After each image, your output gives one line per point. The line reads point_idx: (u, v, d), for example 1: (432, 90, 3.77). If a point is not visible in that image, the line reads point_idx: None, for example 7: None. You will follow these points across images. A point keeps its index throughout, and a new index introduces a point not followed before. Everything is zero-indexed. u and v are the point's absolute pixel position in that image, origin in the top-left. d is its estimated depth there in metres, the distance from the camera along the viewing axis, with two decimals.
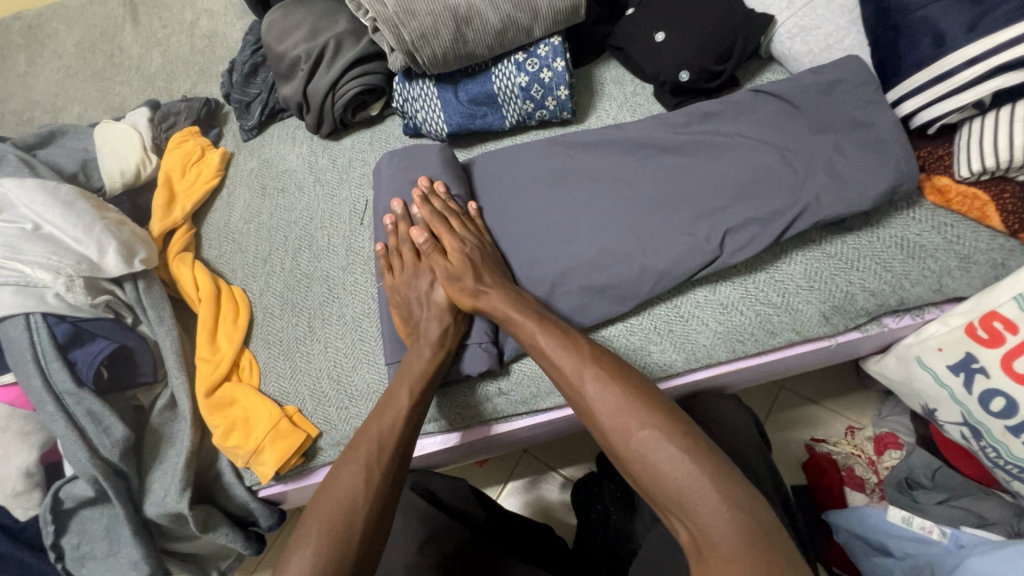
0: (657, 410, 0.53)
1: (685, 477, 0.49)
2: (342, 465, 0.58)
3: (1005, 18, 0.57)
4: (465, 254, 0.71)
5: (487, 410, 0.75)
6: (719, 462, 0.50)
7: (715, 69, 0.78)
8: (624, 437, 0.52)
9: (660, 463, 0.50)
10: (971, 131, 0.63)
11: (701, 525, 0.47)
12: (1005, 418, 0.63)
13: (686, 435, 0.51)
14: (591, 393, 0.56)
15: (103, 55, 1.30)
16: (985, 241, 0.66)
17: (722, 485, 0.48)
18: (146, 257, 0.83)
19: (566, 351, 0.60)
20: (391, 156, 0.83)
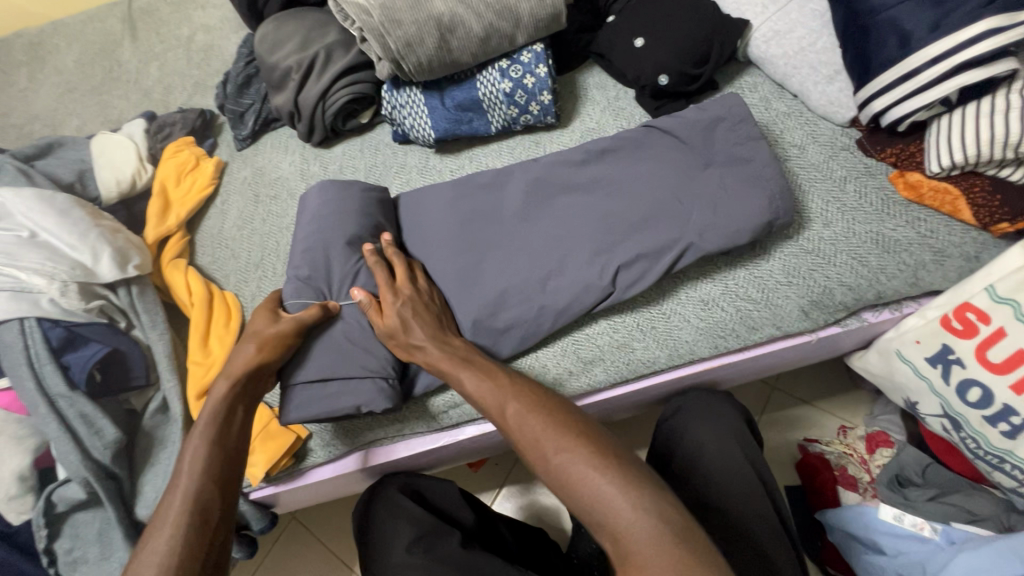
0: (570, 432, 0.55)
1: (596, 492, 0.50)
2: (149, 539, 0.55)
3: (966, 18, 0.59)
4: (399, 308, 0.68)
5: (474, 408, 0.76)
6: (633, 475, 0.51)
7: (693, 72, 0.80)
8: (544, 463, 0.54)
9: (579, 483, 0.52)
10: (940, 128, 0.65)
11: (621, 536, 0.48)
12: (981, 408, 0.64)
13: (602, 453, 0.53)
14: (512, 422, 0.58)
15: (102, 69, 1.33)
16: (959, 234, 0.68)
17: (632, 494, 0.50)
18: (140, 264, 0.85)
19: (487, 386, 0.62)
20: (322, 187, 0.80)
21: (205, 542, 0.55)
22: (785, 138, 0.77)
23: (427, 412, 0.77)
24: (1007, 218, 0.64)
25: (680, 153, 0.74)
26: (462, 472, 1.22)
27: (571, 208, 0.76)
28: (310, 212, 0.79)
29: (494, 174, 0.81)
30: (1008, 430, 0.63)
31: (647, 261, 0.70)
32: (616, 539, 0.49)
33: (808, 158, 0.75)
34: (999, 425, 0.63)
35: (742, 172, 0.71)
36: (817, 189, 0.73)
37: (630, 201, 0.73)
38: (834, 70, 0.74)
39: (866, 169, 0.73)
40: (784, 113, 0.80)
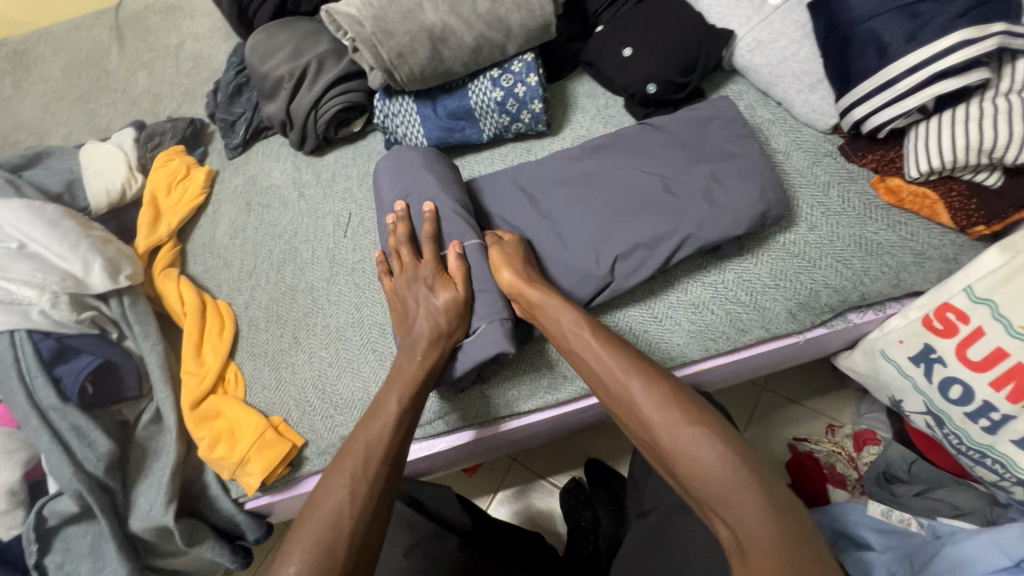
0: (700, 412, 0.55)
1: (728, 476, 0.50)
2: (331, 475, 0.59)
3: (940, 30, 0.61)
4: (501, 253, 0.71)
5: (498, 410, 0.76)
6: (757, 461, 0.52)
7: (680, 81, 0.82)
8: (667, 431, 0.54)
9: (702, 459, 0.52)
10: (918, 135, 0.67)
11: (739, 520, 0.48)
12: (962, 404, 0.66)
13: (727, 433, 0.53)
14: (637, 389, 0.58)
15: (89, 78, 1.32)
16: (938, 237, 0.70)
17: (765, 487, 0.49)
18: (131, 273, 0.84)
19: (610, 350, 0.61)
20: (391, 160, 0.81)
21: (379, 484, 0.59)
22: (769, 144, 0.80)
23: (456, 409, 0.76)
24: (983, 221, 0.66)
25: (670, 159, 0.76)
26: (456, 477, 1.22)
27: (564, 216, 0.76)
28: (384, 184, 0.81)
29: (490, 180, 0.82)
30: (989, 425, 0.64)
31: (643, 256, 0.72)
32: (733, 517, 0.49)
33: (792, 165, 0.77)
34: (979, 421, 0.65)
35: (733, 174, 0.73)
36: (801, 194, 0.75)
37: (622, 206, 0.75)
38: (816, 79, 0.76)
39: (847, 175, 0.75)
40: (769, 120, 0.82)
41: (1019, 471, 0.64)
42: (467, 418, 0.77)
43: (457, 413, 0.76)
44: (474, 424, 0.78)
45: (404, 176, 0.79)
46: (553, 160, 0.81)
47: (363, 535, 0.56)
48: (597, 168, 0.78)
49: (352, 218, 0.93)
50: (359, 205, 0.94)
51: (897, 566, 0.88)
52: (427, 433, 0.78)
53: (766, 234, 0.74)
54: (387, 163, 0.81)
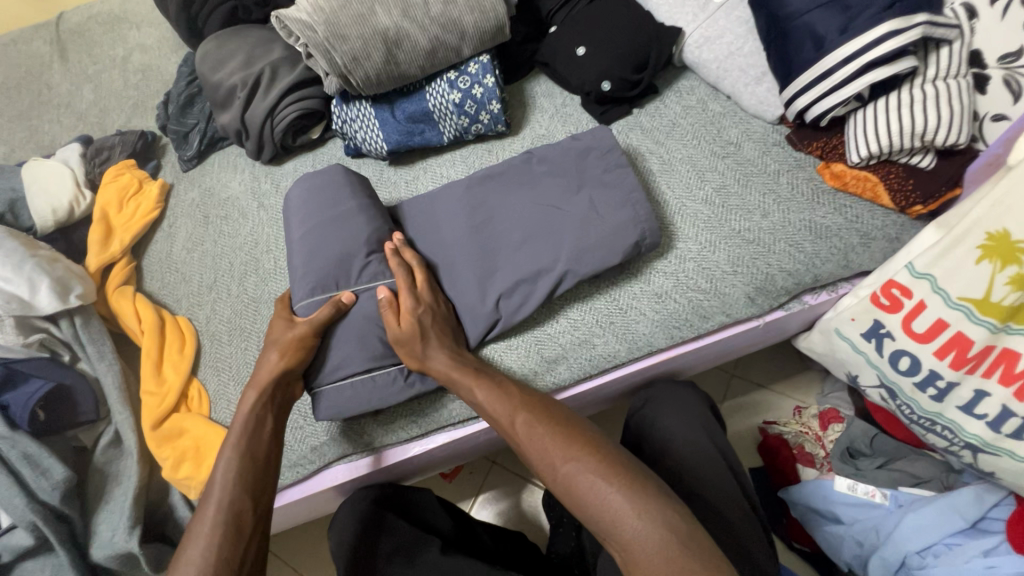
0: (578, 445, 0.58)
1: (608, 507, 0.53)
2: (191, 541, 0.59)
3: (869, 21, 0.65)
4: (416, 317, 0.69)
5: (380, 439, 0.77)
6: (640, 482, 0.55)
7: (634, 78, 0.85)
8: (558, 478, 0.56)
9: (589, 496, 0.54)
10: (856, 122, 0.70)
11: (627, 547, 0.52)
12: (911, 375, 0.69)
13: (612, 463, 0.56)
14: (524, 436, 0.60)
15: (30, 93, 1.27)
16: (881, 218, 0.74)
17: (643, 506, 0.52)
18: (83, 292, 0.81)
19: (499, 399, 0.64)
20: (304, 187, 0.80)
21: (238, 542, 0.59)
22: (722, 136, 0.83)
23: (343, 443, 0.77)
24: (920, 201, 0.70)
25: (556, 186, 0.77)
26: (437, 483, 1.21)
27: (524, 214, 0.77)
28: (296, 210, 0.79)
29: (439, 191, 0.82)
30: (936, 394, 0.68)
31: (607, 254, 0.73)
32: (625, 544, 0.52)
33: (743, 154, 0.81)
34: (927, 389, 0.68)
35: None
36: (752, 183, 0.78)
37: (571, 206, 0.76)
38: (762, 72, 0.80)
39: (795, 163, 0.78)
40: (719, 113, 0.85)
41: (966, 435, 0.67)
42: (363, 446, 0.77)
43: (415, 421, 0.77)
44: (371, 450, 0.78)
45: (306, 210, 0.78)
46: (470, 180, 0.81)
47: None
48: (557, 168, 0.79)
49: None
50: None
51: (865, 538, 0.92)
52: (319, 467, 0.77)
53: (722, 223, 0.77)
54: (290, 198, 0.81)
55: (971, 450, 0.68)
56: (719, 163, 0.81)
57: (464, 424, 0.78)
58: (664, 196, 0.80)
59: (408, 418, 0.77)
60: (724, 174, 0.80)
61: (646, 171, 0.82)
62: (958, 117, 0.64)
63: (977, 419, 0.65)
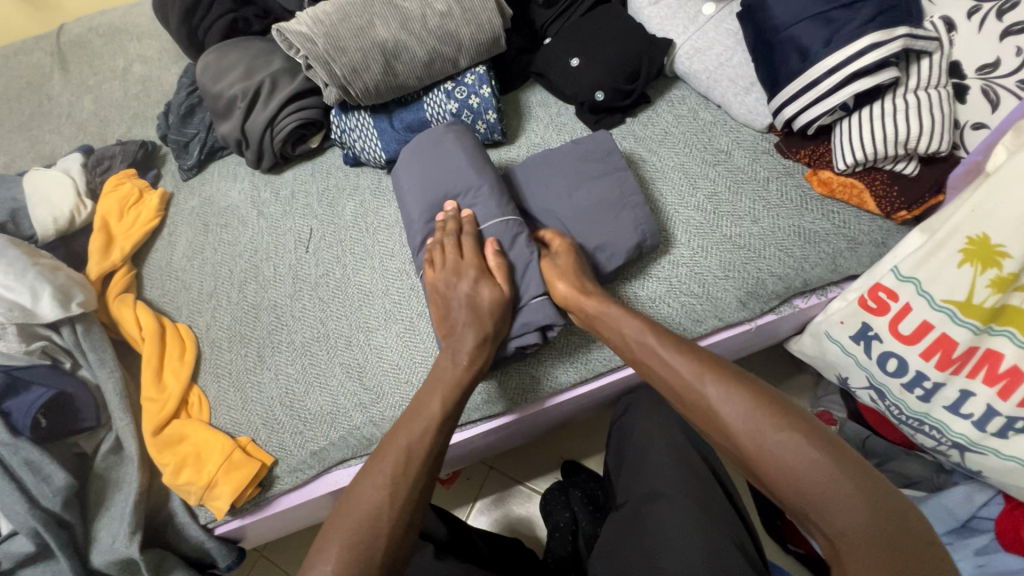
0: (785, 414, 0.54)
1: (825, 486, 0.50)
2: (368, 474, 0.60)
3: (853, 34, 0.67)
4: (565, 262, 0.72)
5: (543, 388, 0.76)
6: (858, 463, 0.51)
7: (626, 88, 0.87)
8: (759, 441, 0.53)
9: (797, 469, 0.51)
10: (842, 131, 0.72)
11: (841, 532, 0.48)
12: (899, 376, 0.70)
13: (822, 442, 0.52)
14: (713, 395, 0.57)
15: (31, 104, 1.28)
16: (867, 224, 0.76)
17: (866, 497, 0.48)
18: (84, 300, 0.82)
19: (680, 353, 0.62)
20: (410, 162, 0.81)
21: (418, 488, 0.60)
22: (713, 144, 0.85)
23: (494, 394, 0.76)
24: (905, 207, 0.72)
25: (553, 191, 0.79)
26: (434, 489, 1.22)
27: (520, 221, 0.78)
28: (408, 183, 0.81)
29: None
30: (924, 395, 0.69)
31: (604, 260, 0.75)
32: (830, 521, 0.49)
33: (734, 162, 0.83)
34: (915, 390, 0.69)
35: None
36: (744, 190, 0.80)
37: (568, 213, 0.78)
38: (750, 82, 0.82)
39: (784, 170, 0.81)
40: (710, 122, 0.87)
41: (953, 435, 0.69)
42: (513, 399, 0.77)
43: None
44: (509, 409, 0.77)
45: (422, 181, 0.79)
46: None
47: (392, 548, 0.56)
48: (551, 175, 0.81)
49: (314, 233, 0.93)
50: (320, 220, 0.94)
51: None
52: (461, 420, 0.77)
53: (714, 228, 0.79)
54: (406, 161, 0.82)
55: (959, 449, 0.70)
56: (711, 170, 0.83)
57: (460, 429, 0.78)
58: (659, 203, 0.82)
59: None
60: (715, 181, 0.82)
61: (640, 177, 0.84)
62: (940, 126, 0.67)
63: (964, 418, 0.67)
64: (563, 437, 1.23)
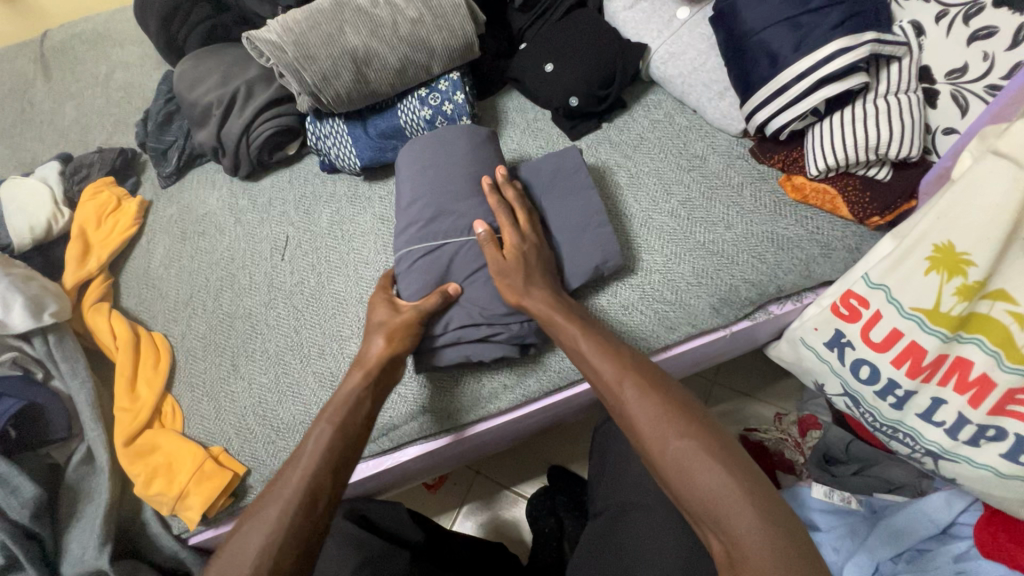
0: (692, 421, 0.54)
1: (721, 493, 0.49)
2: (266, 500, 0.57)
3: (821, 39, 0.66)
4: (522, 252, 0.71)
5: (461, 417, 0.76)
6: (758, 480, 0.50)
7: (600, 93, 0.86)
8: (664, 445, 0.53)
9: (697, 477, 0.50)
10: (814, 136, 0.72)
11: (736, 541, 0.47)
12: (871, 384, 0.70)
13: (725, 448, 0.52)
14: (631, 400, 0.57)
15: (13, 111, 1.28)
16: (841, 229, 0.75)
17: (761, 505, 0.48)
18: (57, 310, 0.83)
19: (607, 357, 0.61)
20: (415, 148, 0.81)
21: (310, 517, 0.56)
22: (688, 150, 0.84)
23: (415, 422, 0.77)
24: (877, 212, 0.71)
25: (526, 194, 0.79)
26: (420, 495, 1.21)
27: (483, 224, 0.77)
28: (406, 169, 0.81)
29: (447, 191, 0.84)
30: (896, 402, 0.69)
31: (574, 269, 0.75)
32: (722, 533, 0.48)
33: (709, 167, 0.82)
34: (887, 398, 0.69)
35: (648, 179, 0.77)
36: (717, 196, 0.80)
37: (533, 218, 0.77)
38: (723, 87, 0.81)
39: (759, 176, 0.80)
40: (685, 127, 0.86)
41: (926, 442, 0.68)
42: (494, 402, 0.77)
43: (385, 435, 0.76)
44: (448, 429, 0.78)
45: (423, 169, 0.79)
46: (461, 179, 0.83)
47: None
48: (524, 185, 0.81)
49: (291, 240, 0.92)
50: (297, 228, 0.93)
51: (841, 544, 0.90)
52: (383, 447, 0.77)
53: (688, 234, 0.78)
54: (411, 150, 0.82)
55: (933, 457, 0.69)
56: (685, 176, 0.82)
57: (434, 437, 0.78)
58: (631, 209, 0.81)
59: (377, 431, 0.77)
60: (690, 187, 0.81)
61: (613, 184, 0.84)
62: (910, 131, 0.66)
63: (936, 426, 0.66)
64: (548, 442, 1.22)
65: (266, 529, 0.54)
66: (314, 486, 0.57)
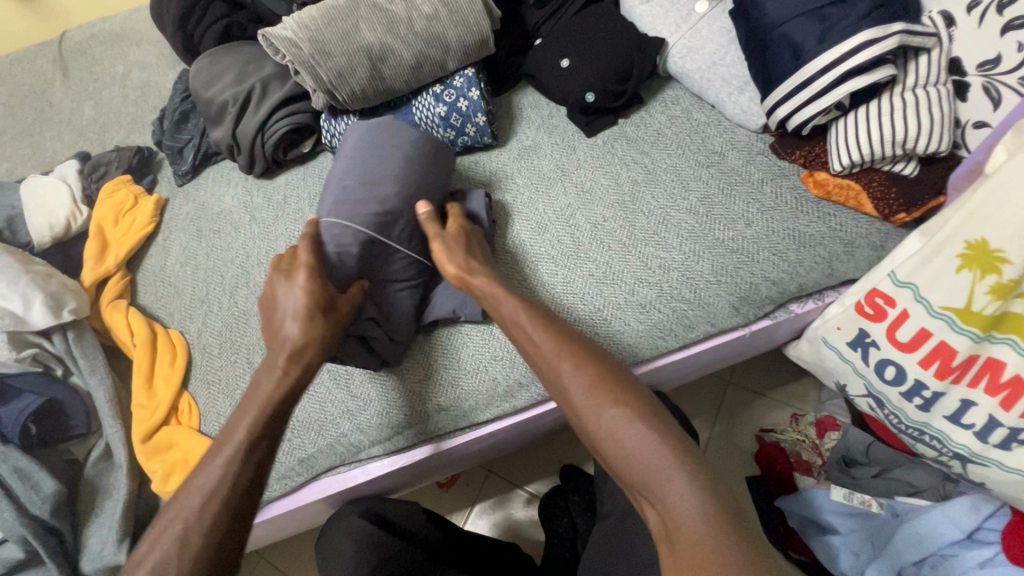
0: (628, 393, 0.55)
1: (654, 460, 0.50)
2: (189, 488, 0.55)
3: (847, 30, 0.64)
4: (461, 237, 0.73)
5: (429, 428, 0.76)
6: (691, 449, 0.51)
7: (617, 89, 0.85)
8: (599, 418, 0.54)
9: (630, 446, 0.51)
10: (838, 131, 0.70)
11: (668, 507, 0.47)
12: (897, 385, 0.68)
13: (656, 419, 0.53)
14: (568, 374, 0.58)
15: (33, 111, 1.30)
16: (865, 226, 0.73)
17: (691, 471, 0.48)
18: (76, 307, 0.83)
19: (544, 333, 0.61)
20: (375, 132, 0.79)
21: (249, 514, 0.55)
22: (706, 146, 0.83)
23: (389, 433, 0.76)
24: (904, 209, 0.69)
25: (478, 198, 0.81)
26: (432, 493, 1.21)
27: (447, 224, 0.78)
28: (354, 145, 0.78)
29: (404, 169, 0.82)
30: (923, 404, 0.67)
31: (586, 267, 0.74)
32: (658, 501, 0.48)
33: (728, 163, 0.81)
34: (914, 400, 0.67)
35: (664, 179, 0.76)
36: (736, 192, 0.78)
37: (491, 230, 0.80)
38: (743, 81, 0.80)
39: (779, 172, 0.78)
40: (703, 122, 0.85)
41: (954, 446, 0.66)
42: (513, 399, 0.76)
43: (400, 433, 0.76)
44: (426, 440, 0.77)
45: (390, 152, 0.77)
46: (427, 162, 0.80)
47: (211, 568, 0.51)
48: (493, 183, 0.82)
49: None
50: None
51: (861, 549, 0.90)
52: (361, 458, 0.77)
53: (707, 231, 0.77)
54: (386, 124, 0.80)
55: (961, 460, 0.67)
56: (703, 172, 0.81)
57: (448, 437, 0.77)
58: (646, 206, 0.80)
59: (392, 430, 0.76)
60: (708, 184, 0.80)
61: (629, 181, 0.83)
62: (940, 125, 0.64)
63: (965, 429, 0.64)
64: (561, 441, 1.21)
65: (183, 551, 0.50)
66: (247, 488, 0.56)
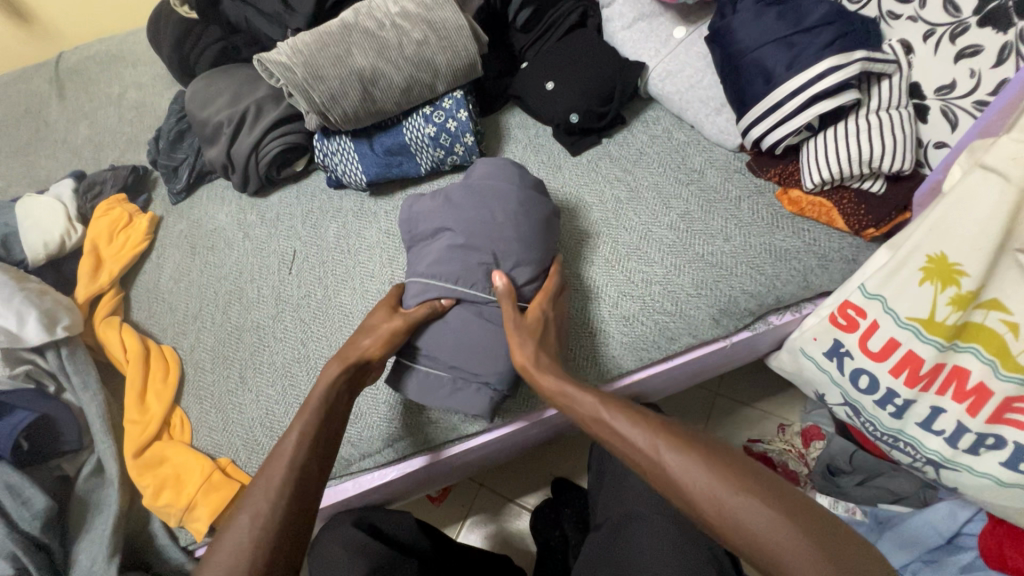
0: (739, 469, 0.54)
1: (788, 539, 0.49)
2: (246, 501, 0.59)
3: (814, 57, 0.68)
4: (542, 316, 0.72)
5: (419, 440, 0.77)
6: (818, 524, 0.50)
7: (600, 110, 0.89)
8: (720, 508, 0.52)
9: (756, 531, 0.50)
10: (809, 151, 0.74)
11: None
12: (871, 393, 0.71)
13: (775, 495, 0.52)
14: (672, 463, 0.56)
15: (29, 130, 1.32)
16: (838, 240, 0.76)
17: (827, 547, 0.49)
18: (70, 324, 0.84)
19: (635, 425, 0.60)
20: (499, 171, 0.79)
21: (287, 527, 0.58)
22: (686, 164, 0.86)
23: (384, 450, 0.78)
24: (872, 224, 0.73)
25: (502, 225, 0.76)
26: (424, 508, 1.21)
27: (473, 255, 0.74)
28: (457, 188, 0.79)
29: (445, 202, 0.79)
30: (896, 411, 0.69)
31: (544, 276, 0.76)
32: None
33: (706, 181, 0.84)
34: (887, 407, 0.69)
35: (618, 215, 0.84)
36: (716, 209, 0.81)
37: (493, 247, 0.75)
38: (720, 103, 0.83)
39: (756, 189, 0.82)
40: (683, 142, 0.88)
41: (927, 451, 0.69)
42: (500, 410, 0.78)
43: (392, 445, 0.77)
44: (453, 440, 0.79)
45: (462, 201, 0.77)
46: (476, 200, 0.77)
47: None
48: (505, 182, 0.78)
49: (298, 255, 0.94)
50: (304, 242, 0.95)
51: None
52: (354, 470, 0.79)
53: (688, 246, 0.80)
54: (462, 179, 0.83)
55: (934, 466, 0.70)
56: (684, 190, 0.84)
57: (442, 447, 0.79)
58: (631, 223, 0.83)
59: (384, 442, 0.77)
60: (688, 201, 0.83)
61: (613, 199, 0.86)
62: (901, 146, 0.68)
63: (936, 435, 0.67)
64: (552, 453, 1.22)
65: (256, 519, 0.57)
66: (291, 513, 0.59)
